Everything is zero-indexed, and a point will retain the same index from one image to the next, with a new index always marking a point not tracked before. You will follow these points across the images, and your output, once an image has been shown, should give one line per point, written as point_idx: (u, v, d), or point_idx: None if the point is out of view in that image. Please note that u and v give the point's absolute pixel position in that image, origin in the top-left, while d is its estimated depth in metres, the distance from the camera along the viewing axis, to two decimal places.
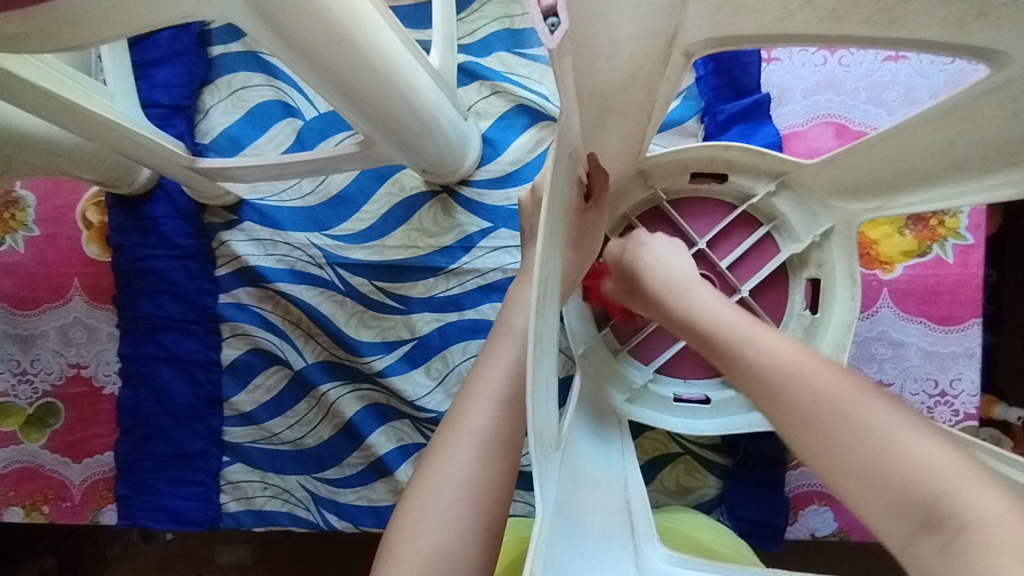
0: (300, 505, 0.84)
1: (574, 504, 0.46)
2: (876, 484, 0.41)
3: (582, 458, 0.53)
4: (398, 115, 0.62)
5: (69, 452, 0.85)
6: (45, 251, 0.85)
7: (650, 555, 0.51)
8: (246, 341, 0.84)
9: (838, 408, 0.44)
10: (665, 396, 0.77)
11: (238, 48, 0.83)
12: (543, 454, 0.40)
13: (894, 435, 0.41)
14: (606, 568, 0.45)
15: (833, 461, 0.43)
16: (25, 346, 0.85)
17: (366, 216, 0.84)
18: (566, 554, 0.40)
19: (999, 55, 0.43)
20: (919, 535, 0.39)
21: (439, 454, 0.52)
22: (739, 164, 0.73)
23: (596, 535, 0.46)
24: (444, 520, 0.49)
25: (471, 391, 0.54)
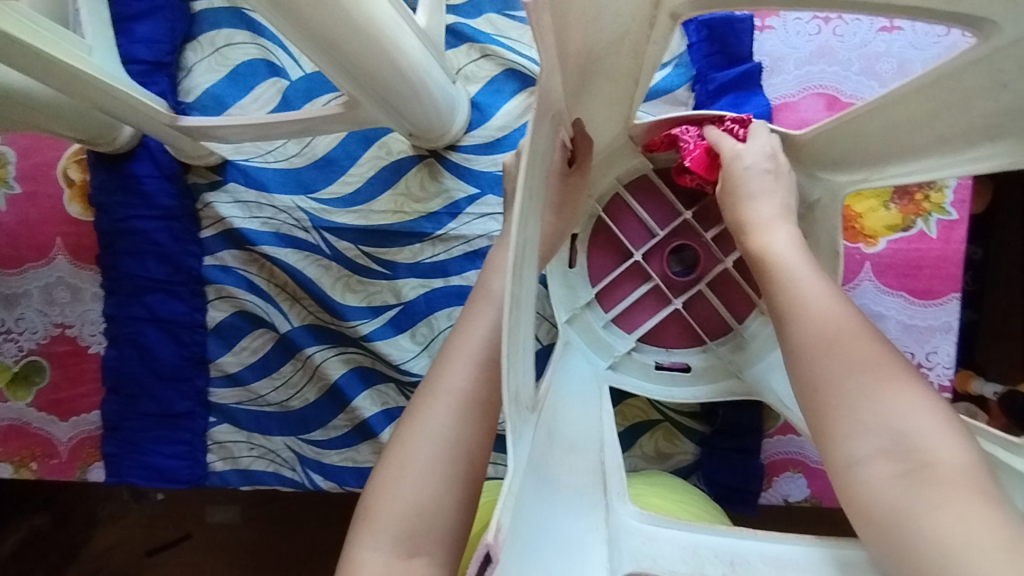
0: (285, 465, 0.85)
1: (550, 461, 0.47)
2: (861, 410, 0.44)
3: (560, 422, 0.55)
4: (383, 75, 0.61)
5: (56, 410, 0.85)
6: (27, 209, 0.84)
7: (621, 513, 0.53)
8: (232, 304, 0.84)
9: (842, 341, 0.47)
10: (646, 363, 0.78)
11: (222, 4, 0.81)
12: (517, 412, 0.41)
13: (890, 379, 0.44)
14: (576, 522, 0.46)
15: (827, 389, 0.46)
16: (9, 304, 0.85)
17: (352, 179, 0.83)
18: (537, 509, 0.41)
19: (985, 23, 0.43)
20: (881, 457, 0.42)
21: (418, 415, 0.52)
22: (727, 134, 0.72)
23: (569, 492, 0.48)
24: (422, 480, 0.50)
25: (452, 355, 0.55)
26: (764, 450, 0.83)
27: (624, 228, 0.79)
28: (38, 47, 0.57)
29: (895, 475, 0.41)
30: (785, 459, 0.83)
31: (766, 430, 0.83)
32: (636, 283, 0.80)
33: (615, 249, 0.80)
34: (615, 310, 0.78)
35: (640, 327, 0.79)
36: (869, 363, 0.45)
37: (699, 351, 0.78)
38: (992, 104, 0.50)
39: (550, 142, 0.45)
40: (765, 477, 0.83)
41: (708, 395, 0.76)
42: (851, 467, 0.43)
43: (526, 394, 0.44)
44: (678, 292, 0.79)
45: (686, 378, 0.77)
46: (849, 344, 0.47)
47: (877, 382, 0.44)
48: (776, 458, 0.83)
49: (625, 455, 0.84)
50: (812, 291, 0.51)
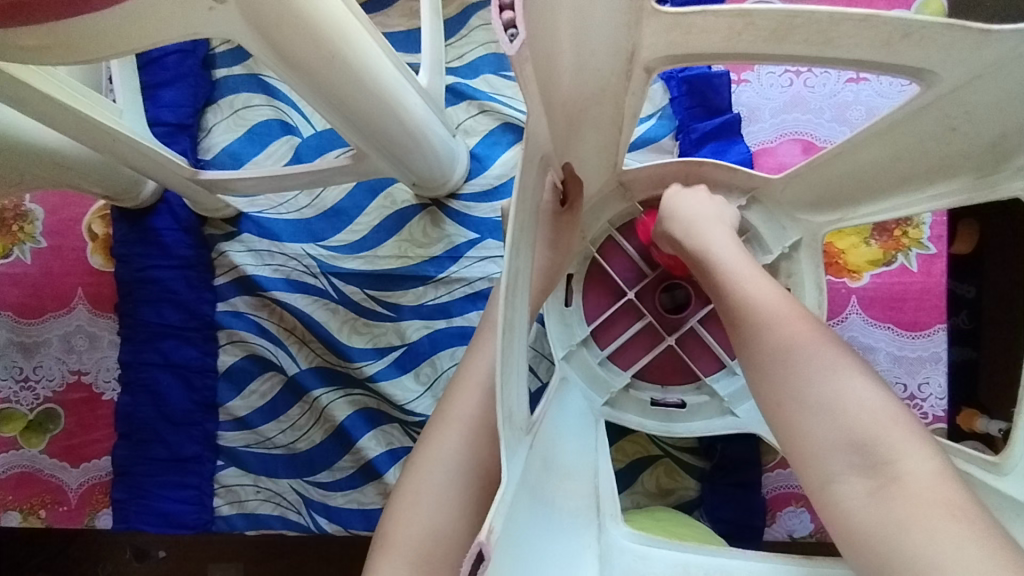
0: (291, 508, 0.86)
1: (546, 485, 0.50)
2: (824, 426, 0.47)
3: (556, 449, 0.57)
4: (388, 129, 0.66)
5: (68, 456, 0.87)
6: (51, 262, 0.89)
7: (613, 533, 0.56)
8: (242, 348, 0.87)
9: (798, 353, 0.50)
10: (642, 399, 0.80)
11: (241, 71, 0.88)
12: (513, 434, 0.44)
13: (842, 387, 0.48)
14: (569, 543, 0.49)
15: (790, 402, 0.49)
16: (28, 353, 0.88)
17: (359, 228, 0.88)
18: (530, 527, 0.43)
19: (927, 74, 0.49)
20: (852, 473, 0.45)
21: (430, 443, 0.56)
22: (711, 180, 0.75)
23: (563, 514, 0.51)
24: (437, 505, 0.53)
25: (459, 384, 0.58)
26: (765, 485, 0.84)
27: (617, 269, 0.83)
28: (77, 110, 0.63)
29: (868, 491, 0.45)
30: (787, 494, 0.84)
31: (766, 464, 0.84)
32: (629, 322, 0.82)
33: (610, 289, 0.83)
34: (610, 347, 0.81)
35: (635, 364, 0.81)
36: (824, 380, 0.49)
37: (693, 388, 0.80)
38: (946, 147, 0.55)
39: (540, 181, 0.49)
40: (767, 512, 0.83)
41: (703, 430, 0.77)
42: (827, 485, 0.47)
43: (520, 415, 0.47)
44: (670, 330, 0.81)
45: (681, 414, 0.79)
46: (808, 362, 0.50)
47: (834, 396, 0.48)
48: (778, 492, 0.84)
49: (627, 492, 0.85)
50: (758, 293, 0.55)
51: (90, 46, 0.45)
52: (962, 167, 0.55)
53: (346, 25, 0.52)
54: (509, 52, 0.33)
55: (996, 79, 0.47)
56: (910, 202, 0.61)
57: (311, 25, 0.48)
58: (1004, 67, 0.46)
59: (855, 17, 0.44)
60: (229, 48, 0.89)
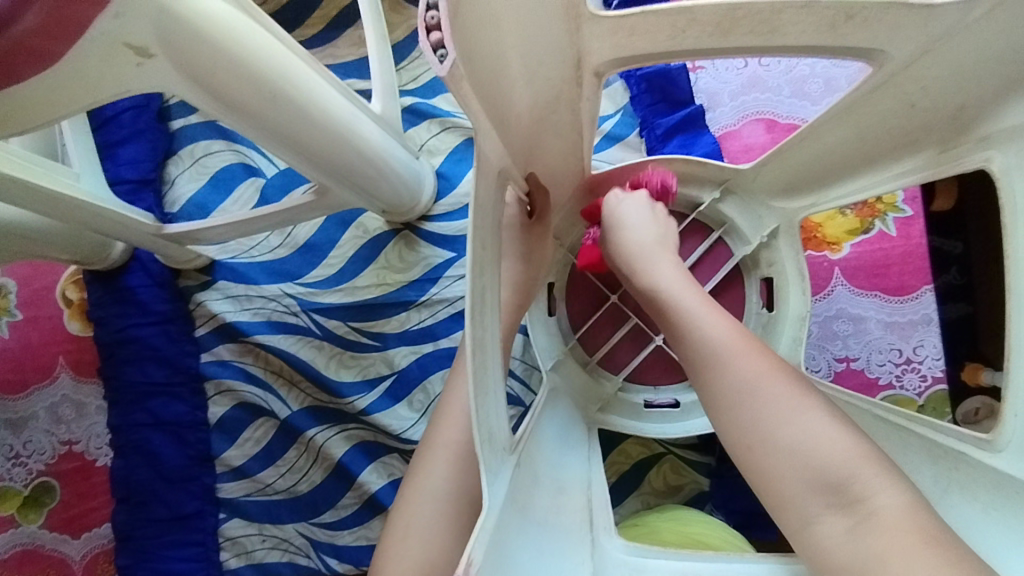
0: (300, 553, 0.84)
1: (532, 503, 0.49)
2: (791, 465, 0.47)
3: (543, 464, 0.57)
4: (346, 160, 0.65)
5: (68, 528, 0.86)
6: (29, 334, 0.88)
7: (608, 547, 0.54)
8: (231, 396, 0.86)
9: (757, 396, 0.50)
10: (636, 403, 0.79)
11: (197, 120, 0.88)
12: (493, 454, 0.44)
13: (808, 425, 0.48)
14: (562, 562, 0.49)
15: (758, 447, 0.49)
16: (16, 429, 0.87)
17: (334, 261, 0.87)
18: (517, 550, 0.43)
19: (879, 53, 0.48)
20: (828, 513, 0.45)
21: (420, 472, 0.55)
22: (683, 175, 0.74)
23: (553, 530, 0.50)
24: (428, 535, 0.52)
25: (445, 408, 0.57)
26: None
27: (598, 272, 0.82)
28: (33, 182, 0.62)
29: (843, 528, 0.45)
30: None
31: None
32: (615, 325, 0.82)
33: (592, 294, 0.82)
34: (598, 352, 0.81)
35: (625, 367, 0.80)
36: (788, 420, 0.48)
37: (686, 386, 0.79)
38: (908, 121, 0.53)
39: (500, 197, 0.48)
40: None
41: (698, 429, 0.76)
42: (807, 526, 0.46)
43: (502, 436, 0.46)
44: (657, 329, 0.81)
45: (676, 414, 0.78)
46: (767, 406, 0.49)
47: (799, 438, 0.47)
48: None
49: (636, 493, 0.84)
50: (710, 330, 0.54)
51: (26, 114, 0.45)
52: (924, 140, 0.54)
53: (286, 65, 0.51)
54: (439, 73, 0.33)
55: (949, 49, 0.46)
56: (878, 180, 0.60)
57: (247, 68, 0.47)
58: (953, 38, 0.45)
59: (796, 3, 0.43)
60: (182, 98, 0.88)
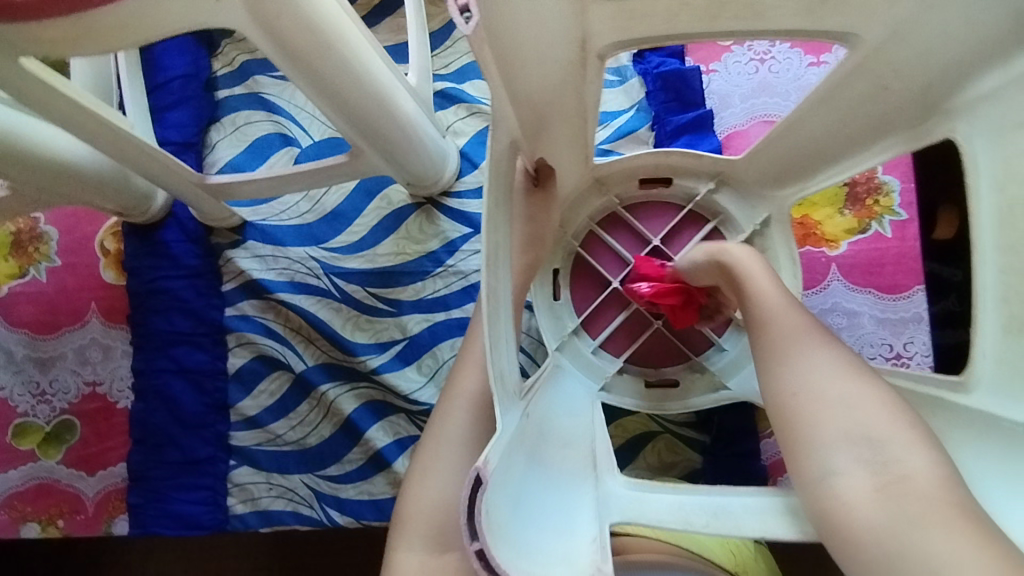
0: (304, 503, 0.88)
1: (536, 446, 0.55)
2: (826, 417, 0.46)
3: (548, 422, 0.62)
4: (381, 124, 0.71)
5: (84, 465, 0.90)
6: (65, 279, 0.93)
7: (610, 482, 0.58)
8: (251, 349, 0.90)
9: (801, 352, 0.50)
10: (638, 382, 0.84)
11: (242, 91, 0.94)
12: (507, 395, 0.49)
13: (858, 386, 0.47)
14: (566, 495, 0.54)
15: (801, 398, 0.47)
16: (44, 368, 0.92)
17: (358, 229, 0.93)
18: (519, 479, 0.49)
19: (859, 44, 0.52)
20: (856, 467, 0.43)
21: (439, 421, 0.60)
22: (680, 168, 0.81)
23: (557, 472, 0.56)
24: (448, 478, 0.57)
25: (461, 365, 0.63)
26: (764, 452, 0.87)
27: (600, 259, 0.87)
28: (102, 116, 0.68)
29: (870, 484, 0.42)
30: None
31: (762, 431, 0.87)
32: (617, 310, 0.86)
33: (595, 282, 0.87)
34: (601, 336, 0.85)
35: (628, 349, 0.84)
36: (830, 377, 0.48)
37: (686, 367, 0.84)
38: (876, 111, 0.59)
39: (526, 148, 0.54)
40: (767, 478, 0.86)
41: (699, 406, 0.82)
42: (825, 477, 0.44)
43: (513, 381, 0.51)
44: (657, 313, 0.85)
45: (676, 393, 0.84)
46: (810, 364, 0.49)
47: (840, 393, 0.46)
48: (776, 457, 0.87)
49: (631, 467, 0.87)
50: (772, 302, 0.56)
51: (111, 37, 0.51)
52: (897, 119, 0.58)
53: (338, 22, 0.57)
54: (466, 31, 0.38)
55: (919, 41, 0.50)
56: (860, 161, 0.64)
57: (307, 18, 0.53)
58: None
59: None
60: (230, 71, 0.95)
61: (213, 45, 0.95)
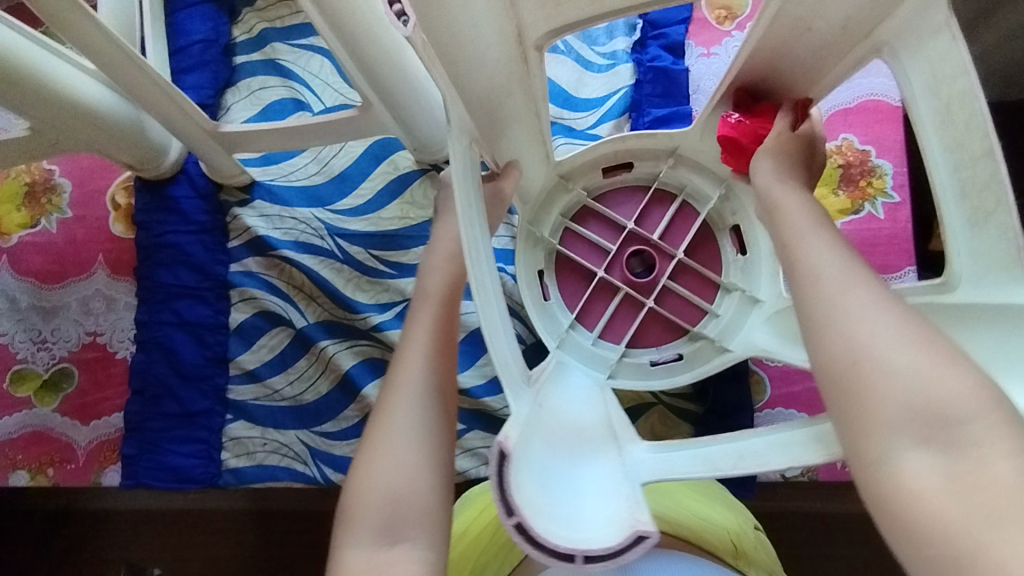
0: (297, 459, 0.88)
1: (547, 418, 0.51)
2: (894, 394, 0.39)
3: (556, 403, 0.56)
4: (393, 76, 0.73)
5: (79, 414, 0.90)
6: (75, 231, 0.95)
7: (633, 449, 0.53)
8: (253, 305, 0.91)
9: (862, 318, 0.42)
10: (642, 364, 0.79)
11: (259, 57, 0.98)
12: (510, 376, 0.47)
13: (932, 365, 0.39)
14: (591, 466, 0.49)
15: (865, 367, 0.40)
16: (47, 316, 0.93)
17: (364, 192, 0.95)
18: (538, 455, 0.45)
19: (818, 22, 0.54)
20: (914, 446, 0.38)
21: (384, 407, 0.55)
22: (638, 150, 0.79)
23: (574, 445, 0.50)
24: (394, 469, 0.53)
25: (405, 344, 0.58)
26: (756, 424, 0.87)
27: (577, 250, 0.82)
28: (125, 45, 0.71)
29: (933, 465, 0.37)
30: None
31: (757, 404, 0.88)
32: (608, 298, 0.80)
33: (582, 280, 0.81)
34: (597, 326, 0.79)
35: (626, 334, 0.79)
36: (893, 347, 0.40)
37: (687, 339, 0.79)
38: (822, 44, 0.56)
39: None
40: None
41: (707, 373, 0.77)
42: (882, 459, 0.39)
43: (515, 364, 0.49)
44: (648, 291, 0.79)
45: (683, 365, 0.78)
46: (872, 333, 0.41)
47: (912, 369, 0.39)
48: None
49: None
50: (830, 254, 0.47)
51: None
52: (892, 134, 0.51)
53: None
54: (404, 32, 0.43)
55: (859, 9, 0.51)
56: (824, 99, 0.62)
57: None
58: None
59: None
60: (249, 38, 0.98)
61: (234, 13, 0.98)
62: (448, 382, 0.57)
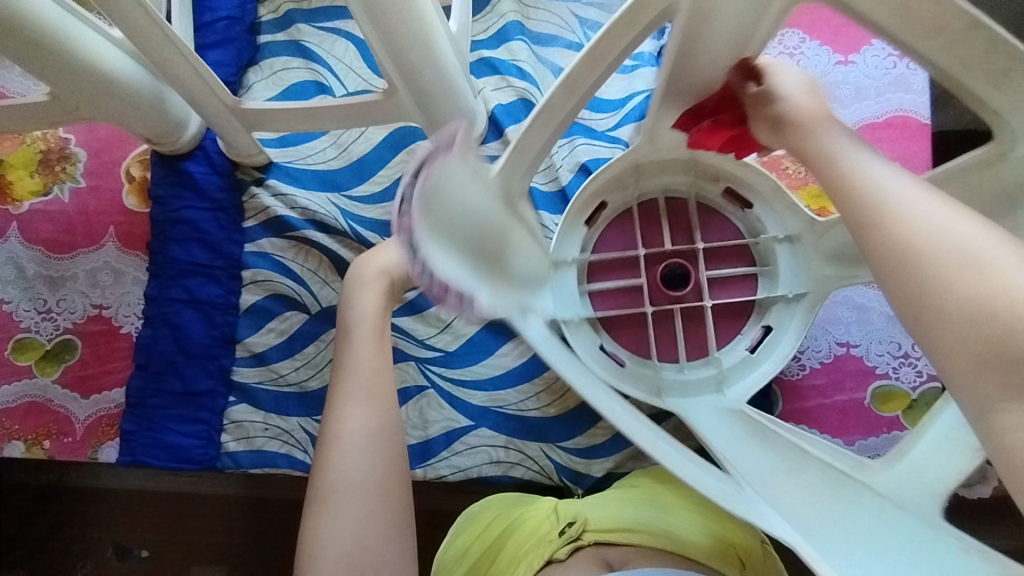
0: (298, 447, 0.87)
1: (851, 473, 0.57)
2: (970, 342, 0.36)
3: (751, 448, 0.62)
4: (422, 62, 0.72)
5: (79, 387, 0.89)
6: (88, 201, 0.94)
7: (875, 472, 0.57)
8: (264, 287, 0.90)
9: (944, 254, 0.38)
10: (739, 356, 0.74)
11: (283, 38, 0.97)
12: (739, 496, 0.56)
13: (1022, 294, 0.36)
14: (863, 513, 0.55)
15: (939, 313, 0.37)
16: (53, 286, 0.92)
17: (381, 180, 0.94)
18: (854, 521, 0.54)
19: None
20: (1007, 396, 0.35)
21: (328, 462, 0.60)
22: (602, 185, 0.75)
23: (898, 469, 0.56)
24: (347, 523, 0.58)
25: (339, 395, 0.63)
26: None
27: (609, 305, 0.77)
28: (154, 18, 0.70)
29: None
30: None
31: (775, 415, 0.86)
32: (668, 322, 0.77)
33: (638, 333, 0.77)
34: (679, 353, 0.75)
35: (709, 339, 0.75)
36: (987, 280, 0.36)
37: (759, 313, 0.76)
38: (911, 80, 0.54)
39: None
40: None
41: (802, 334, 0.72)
42: (984, 412, 0.36)
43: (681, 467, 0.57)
44: (696, 293, 0.76)
45: (774, 335, 0.74)
46: (951, 267, 0.38)
47: (999, 300, 0.36)
48: None
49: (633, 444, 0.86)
50: (896, 196, 0.41)
51: None
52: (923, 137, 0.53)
53: None
54: None
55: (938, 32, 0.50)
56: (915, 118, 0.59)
57: None
58: None
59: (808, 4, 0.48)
60: (275, 18, 0.97)
61: None
62: (388, 423, 0.63)
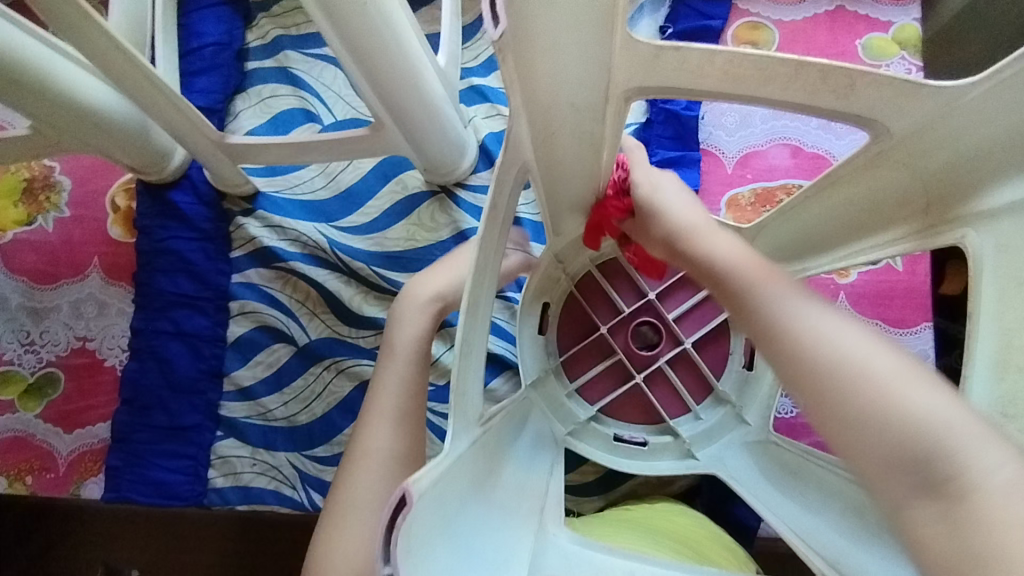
0: (286, 483, 0.85)
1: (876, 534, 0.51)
2: (866, 442, 0.38)
3: (781, 509, 0.62)
4: (407, 98, 0.71)
5: (62, 422, 0.87)
6: (72, 231, 0.92)
7: None
8: (253, 319, 0.89)
9: (817, 352, 0.41)
10: (739, 379, 0.76)
11: (271, 64, 0.95)
12: None
13: (899, 391, 0.38)
14: None
15: (834, 417, 0.39)
16: (36, 318, 0.90)
17: (370, 211, 0.92)
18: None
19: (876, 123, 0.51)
20: (913, 496, 0.36)
21: (348, 484, 0.58)
22: (539, 286, 0.80)
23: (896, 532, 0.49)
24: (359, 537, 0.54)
25: (371, 421, 0.61)
26: None
27: (605, 388, 0.80)
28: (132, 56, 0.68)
29: (936, 515, 0.35)
30: None
31: None
32: (666, 378, 0.79)
33: (640, 401, 0.80)
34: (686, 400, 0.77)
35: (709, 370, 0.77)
36: (865, 382, 0.39)
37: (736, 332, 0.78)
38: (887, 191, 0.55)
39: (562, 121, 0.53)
40: None
41: None
42: (897, 513, 0.37)
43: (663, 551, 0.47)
44: (674, 338, 0.79)
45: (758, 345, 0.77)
46: (830, 361, 0.40)
47: (883, 404, 0.38)
48: None
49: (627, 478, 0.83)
50: (774, 293, 0.46)
51: None
52: (892, 156, 0.53)
53: None
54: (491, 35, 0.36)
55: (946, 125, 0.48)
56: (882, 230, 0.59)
57: None
58: None
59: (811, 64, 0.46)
60: (262, 44, 0.96)
61: (249, 18, 0.96)
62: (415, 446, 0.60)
